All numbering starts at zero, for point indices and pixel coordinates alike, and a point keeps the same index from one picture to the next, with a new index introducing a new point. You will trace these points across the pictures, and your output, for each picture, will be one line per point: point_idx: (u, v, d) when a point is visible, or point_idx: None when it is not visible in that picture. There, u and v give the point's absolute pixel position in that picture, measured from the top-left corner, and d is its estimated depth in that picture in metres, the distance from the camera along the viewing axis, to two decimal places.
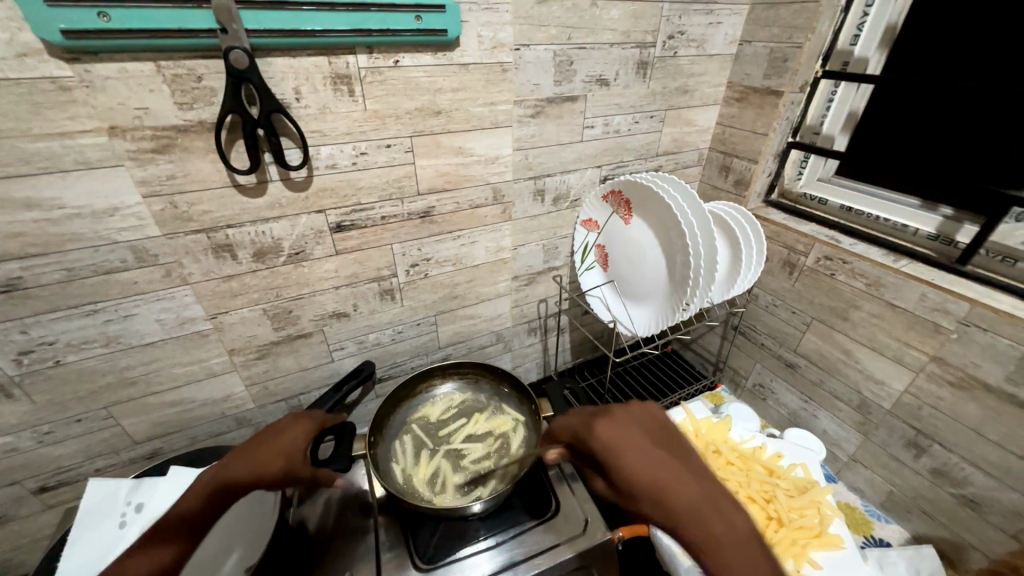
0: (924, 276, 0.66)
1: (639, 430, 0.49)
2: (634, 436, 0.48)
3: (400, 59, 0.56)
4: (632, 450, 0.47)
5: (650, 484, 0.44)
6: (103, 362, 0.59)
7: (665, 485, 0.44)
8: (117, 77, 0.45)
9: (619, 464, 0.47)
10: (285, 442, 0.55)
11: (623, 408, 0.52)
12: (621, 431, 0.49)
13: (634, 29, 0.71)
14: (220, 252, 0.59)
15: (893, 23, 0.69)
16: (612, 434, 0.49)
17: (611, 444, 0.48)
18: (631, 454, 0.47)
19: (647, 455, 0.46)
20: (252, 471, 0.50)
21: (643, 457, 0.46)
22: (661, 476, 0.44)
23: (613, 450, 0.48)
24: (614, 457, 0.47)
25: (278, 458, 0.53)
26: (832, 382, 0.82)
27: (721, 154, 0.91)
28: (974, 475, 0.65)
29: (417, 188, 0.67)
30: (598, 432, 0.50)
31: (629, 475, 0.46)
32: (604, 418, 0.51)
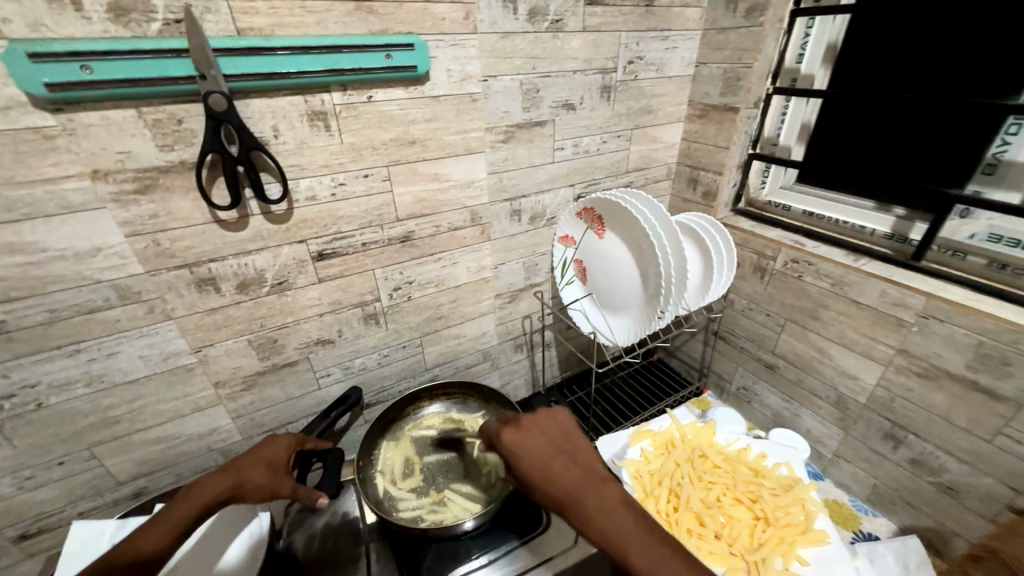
0: (882, 273, 0.70)
1: (543, 438, 0.51)
2: (539, 447, 0.50)
3: (373, 94, 0.59)
4: (538, 457, 0.49)
5: (549, 483, 0.46)
6: (87, 402, 0.59)
7: (558, 484, 0.46)
8: (99, 124, 0.47)
9: (524, 471, 0.48)
10: (265, 455, 0.57)
11: (530, 418, 0.53)
12: (529, 440, 0.50)
13: (594, 56, 0.75)
14: (203, 286, 0.60)
15: (833, 41, 0.75)
16: (518, 448, 0.50)
17: (514, 455, 0.49)
18: (534, 458, 0.49)
19: (548, 456, 0.49)
20: (230, 481, 0.53)
21: (543, 460, 0.48)
22: (554, 476, 0.47)
23: (514, 458, 0.49)
24: (518, 463, 0.49)
25: (260, 468, 0.56)
26: (810, 380, 0.84)
27: (688, 168, 0.96)
28: (949, 462, 0.67)
29: (396, 214, 0.69)
30: (507, 444, 0.51)
31: (527, 478, 0.48)
32: (510, 427, 0.52)
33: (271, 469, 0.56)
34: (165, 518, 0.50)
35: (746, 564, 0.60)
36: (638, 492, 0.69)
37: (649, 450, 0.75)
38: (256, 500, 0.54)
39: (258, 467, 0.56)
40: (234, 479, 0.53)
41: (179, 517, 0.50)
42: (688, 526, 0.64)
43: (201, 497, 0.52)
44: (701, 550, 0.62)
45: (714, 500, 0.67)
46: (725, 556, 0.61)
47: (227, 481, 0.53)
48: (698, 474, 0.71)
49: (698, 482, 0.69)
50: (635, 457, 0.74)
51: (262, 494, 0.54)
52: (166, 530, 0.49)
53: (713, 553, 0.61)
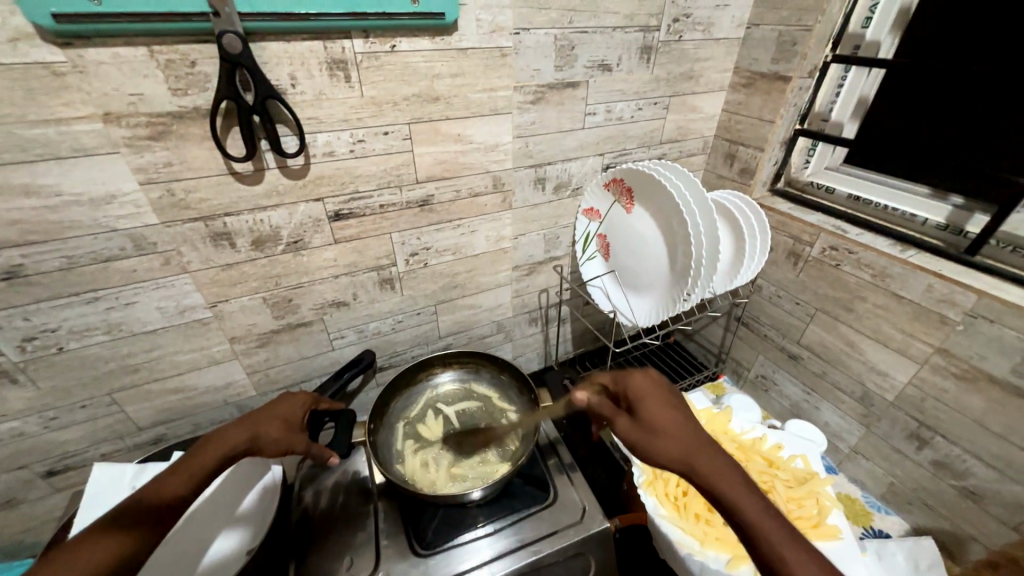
0: (931, 266, 0.65)
1: (671, 398, 0.51)
2: (665, 403, 0.50)
3: (396, 43, 0.55)
4: (665, 409, 0.49)
5: (668, 432, 0.47)
6: (106, 349, 0.60)
7: (679, 442, 0.46)
8: (110, 62, 0.45)
9: (649, 414, 0.49)
10: (280, 411, 0.58)
11: (652, 373, 0.53)
12: (654, 392, 0.51)
13: (637, 12, 0.69)
14: (219, 241, 0.59)
15: (907, 6, 0.67)
16: (647, 395, 0.51)
17: (642, 401, 0.50)
18: (661, 411, 0.49)
19: (673, 413, 0.49)
20: (247, 433, 0.53)
21: (671, 417, 0.48)
22: (677, 428, 0.47)
23: (640, 403, 0.50)
24: (643, 409, 0.50)
25: (276, 422, 0.56)
26: (835, 373, 0.81)
27: (726, 142, 0.89)
28: (977, 467, 0.65)
29: (415, 176, 0.66)
30: (636, 387, 0.52)
31: (648, 425, 0.48)
32: (642, 373, 0.53)
33: (286, 426, 0.57)
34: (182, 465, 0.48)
35: None
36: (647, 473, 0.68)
37: None
38: (271, 454, 0.55)
39: (274, 421, 0.56)
40: (251, 431, 0.53)
41: (197, 467, 0.49)
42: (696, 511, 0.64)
43: (221, 445, 0.51)
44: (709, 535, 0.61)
45: None
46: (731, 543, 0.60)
47: (246, 433, 0.53)
48: None
49: None
50: None
51: (277, 448, 0.55)
52: (186, 480, 0.47)
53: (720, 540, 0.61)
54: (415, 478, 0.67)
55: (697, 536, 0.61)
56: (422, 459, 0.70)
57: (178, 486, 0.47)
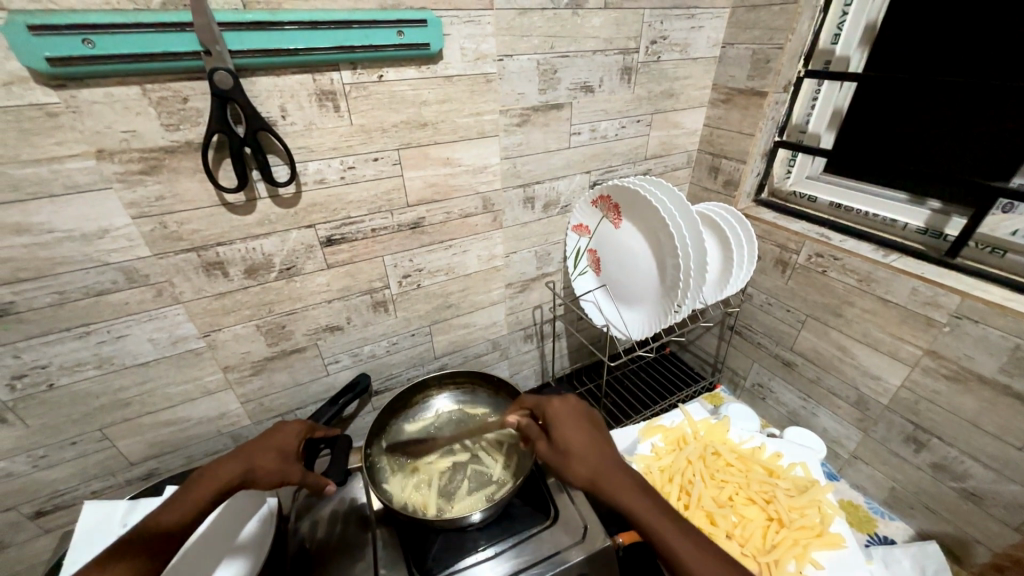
0: (914, 270, 0.66)
1: (577, 419, 0.58)
2: (577, 424, 0.58)
3: (383, 73, 0.57)
4: (577, 431, 0.57)
5: (576, 454, 0.55)
6: (97, 384, 0.59)
7: (587, 463, 0.54)
8: (103, 102, 0.46)
9: (560, 436, 0.57)
10: (274, 441, 0.57)
11: (569, 398, 0.61)
12: (566, 417, 0.59)
13: (616, 36, 0.71)
14: (211, 270, 0.59)
15: (873, 21, 0.70)
16: (561, 416, 0.59)
17: (558, 422, 0.58)
18: (574, 433, 0.57)
19: (582, 429, 0.57)
20: (241, 466, 0.52)
21: (575, 437, 0.56)
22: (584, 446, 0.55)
23: (556, 425, 0.58)
24: (556, 430, 0.58)
25: (270, 453, 0.55)
26: (829, 379, 0.81)
27: (709, 156, 0.92)
28: (975, 468, 0.65)
29: (406, 200, 0.67)
30: (551, 414, 0.60)
31: (560, 449, 0.56)
32: (556, 398, 0.61)
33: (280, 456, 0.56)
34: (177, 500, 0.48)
35: (757, 565, 0.59)
36: None
37: (660, 446, 0.74)
38: (267, 486, 0.54)
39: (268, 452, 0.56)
40: (245, 463, 0.53)
41: (192, 501, 0.48)
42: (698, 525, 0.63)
43: (217, 479, 0.51)
44: None
45: (726, 499, 0.65)
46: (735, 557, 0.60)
47: (239, 465, 0.53)
48: (709, 472, 0.69)
49: (710, 480, 0.68)
50: (646, 453, 0.73)
51: (272, 480, 0.54)
52: (184, 506, 0.48)
53: None
54: (412, 502, 0.65)
55: None
56: (418, 483, 0.68)
57: (176, 517, 0.47)
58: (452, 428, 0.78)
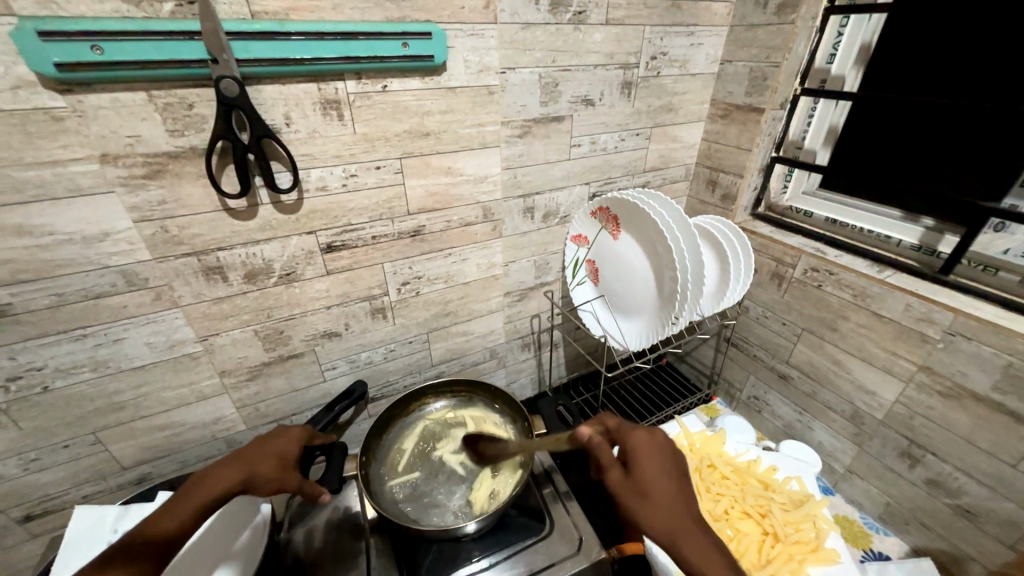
0: (908, 286, 0.67)
1: (663, 456, 0.53)
2: (659, 462, 0.52)
3: (388, 84, 0.58)
4: (661, 471, 0.51)
5: (658, 499, 0.49)
6: (92, 387, 0.59)
7: (669, 514, 0.48)
8: (109, 107, 0.46)
9: (642, 472, 0.51)
10: (274, 447, 0.57)
11: (655, 432, 0.55)
12: (654, 449, 0.53)
13: (616, 51, 0.73)
14: (211, 275, 0.59)
15: (867, 42, 0.71)
16: (645, 450, 0.52)
17: (640, 456, 0.52)
18: (655, 471, 0.51)
19: (668, 471, 0.51)
20: (241, 472, 0.52)
21: (660, 477, 0.50)
22: (666, 492, 0.49)
23: (639, 459, 0.52)
24: (638, 462, 0.51)
25: (270, 458, 0.55)
26: (825, 392, 0.82)
27: (707, 169, 0.93)
28: (969, 484, 0.65)
29: (407, 208, 0.68)
30: (634, 443, 0.53)
31: (641, 487, 0.50)
32: (643, 429, 0.55)
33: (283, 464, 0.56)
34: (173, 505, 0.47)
35: None
36: None
37: None
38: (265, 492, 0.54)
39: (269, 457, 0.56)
40: (246, 470, 0.53)
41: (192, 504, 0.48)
42: None
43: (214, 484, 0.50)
44: None
45: (722, 512, 0.65)
46: None
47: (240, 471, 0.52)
48: (706, 485, 0.69)
49: (706, 493, 0.68)
50: None
51: (271, 487, 0.54)
52: (185, 511, 0.47)
53: None
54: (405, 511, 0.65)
55: None
56: (410, 492, 0.68)
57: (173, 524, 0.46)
58: (446, 433, 0.77)
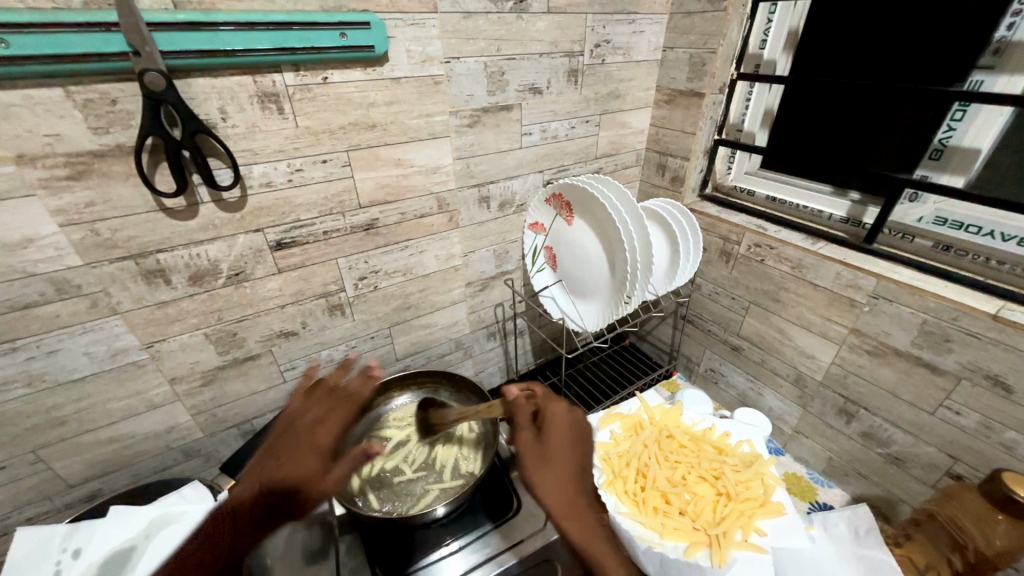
0: (838, 255, 0.72)
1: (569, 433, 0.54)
2: (569, 439, 0.54)
3: (328, 75, 0.57)
4: (564, 445, 0.53)
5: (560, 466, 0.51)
6: (27, 403, 0.56)
7: (559, 484, 0.50)
8: (22, 104, 0.44)
9: (552, 441, 0.53)
10: (319, 440, 0.59)
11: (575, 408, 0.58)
12: (568, 426, 0.55)
13: (560, 39, 0.74)
14: (151, 278, 0.57)
15: (794, 27, 0.76)
16: (561, 427, 0.55)
17: (554, 428, 0.54)
18: (563, 441, 0.53)
19: (572, 449, 0.53)
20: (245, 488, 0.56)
21: (569, 451, 0.53)
22: (563, 467, 0.51)
23: (552, 431, 0.54)
24: (550, 434, 0.54)
25: (306, 455, 0.57)
26: (772, 360, 0.87)
27: (656, 154, 0.96)
28: (897, 434, 0.71)
29: (358, 202, 0.67)
30: (553, 414, 0.56)
31: (546, 454, 0.52)
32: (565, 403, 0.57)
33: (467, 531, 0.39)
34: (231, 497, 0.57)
35: (708, 537, 0.62)
36: (607, 474, 0.71)
37: (618, 433, 0.77)
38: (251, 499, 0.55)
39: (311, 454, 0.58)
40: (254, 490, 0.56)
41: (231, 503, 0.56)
42: (654, 504, 0.66)
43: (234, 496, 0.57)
44: (667, 526, 0.64)
45: (679, 478, 0.69)
46: (688, 531, 0.63)
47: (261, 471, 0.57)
48: (664, 454, 0.73)
49: (665, 461, 0.72)
50: (605, 440, 0.76)
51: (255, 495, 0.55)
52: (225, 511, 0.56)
53: (677, 529, 0.63)
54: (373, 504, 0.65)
55: (656, 528, 0.63)
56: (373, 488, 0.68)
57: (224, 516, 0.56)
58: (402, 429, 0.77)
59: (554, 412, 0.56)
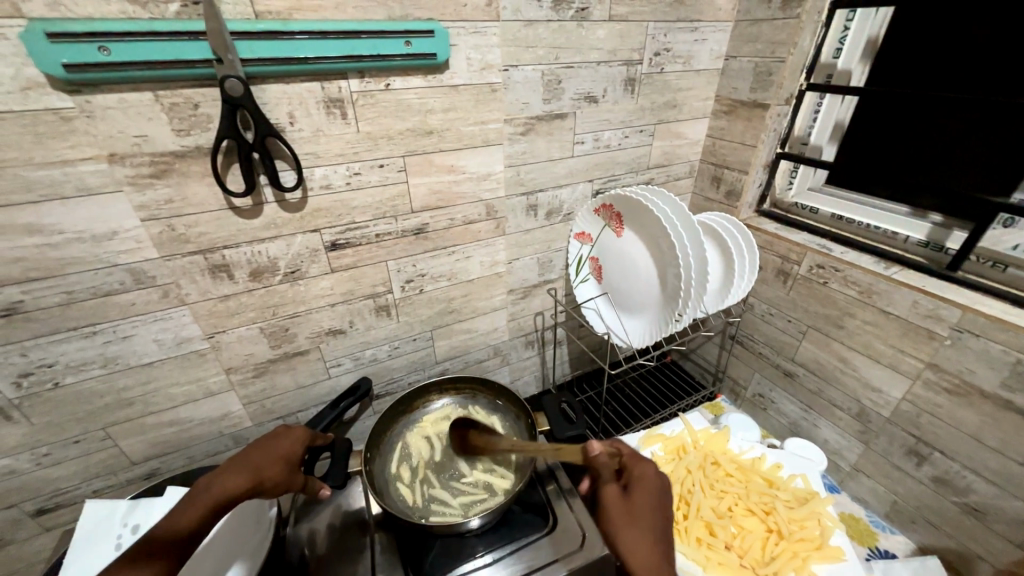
0: (915, 283, 0.66)
1: (652, 500, 0.52)
2: (654, 502, 0.52)
3: (391, 82, 0.58)
4: (650, 507, 0.52)
5: (641, 525, 0.51)
6: (102, 383, 0.60)
7: (642, 543, 0.49)
8: (117, 107, 0.47)
9: (634, 501, 0.52)
10: (279, 451, 0.57)
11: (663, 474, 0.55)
12: (653, 492, 0.53)
13: (620, 47, 0.72)
14: (217, 273, 0.60)
15: (874, 36, 0.70)
16: (646, 490, 0.53)
17: (639, 487, 0.54)
18: (644, 502, 0.52)
19: (656, 513, 0.52)
20: (247, 477, 0.52)
21: (645, 511, 0.51)
22: (646, 528, 0.50)
23: (635, 488, 0.53)
24: (635, 495, 0.53)
25: (276, 463, 0.55)
26: (830, 390, 0.81)
27: (711, 166, 0.92)
28: (977, 483, 0.64)
29: (411, 206, 0.68)
30: (640, 473, 0.54)
31: (628, 512, 0.52)
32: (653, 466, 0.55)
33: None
34: (218, 481, 0.51)
35: None
36: None
37: (660, 455, 0.74)
38: (270, 493, 0.54)
39: (275, 462, 0.56)
40: (254, 475, 0.53)
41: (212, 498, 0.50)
42: (698, 535, 0.63)
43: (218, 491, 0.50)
44: (711, 560, 0.60)
45: (725, 509, 0.65)
46: (735, 567, 0.59)
47: (247, 476, 0.53)
48: (710, 482, 0.69)
49: (710, 489, 0.68)
50: None
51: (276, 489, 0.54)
52: (197, 510, 0.49)
53: (722, 565, 0.60)
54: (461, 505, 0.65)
55: (699, 561, 0.60)
56: (443, 497, 0.66)
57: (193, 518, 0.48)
58: (412, 444, 0.75)
59: (642, 470, 0.55)
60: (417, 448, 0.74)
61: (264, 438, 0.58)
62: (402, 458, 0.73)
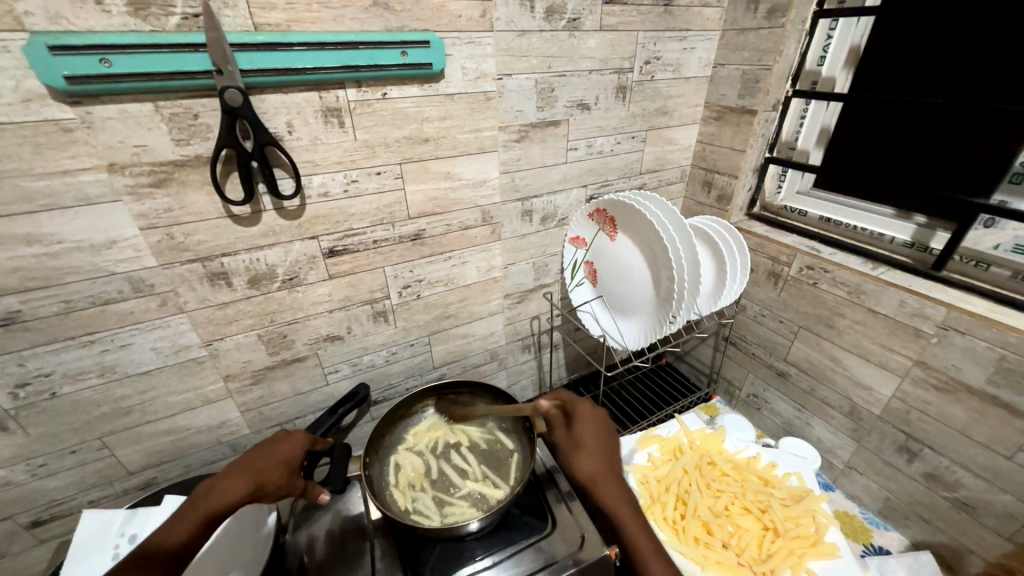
0: (901, 282, 0.68)
1: (594, 428, 0.58)
2: (597, 428, 0.58)
3: (387, 91, 0.59)
4: (594, 435, 0.58)
5: (590, 451, 0.56)
6: (99, 392, 0.60)
7: (594, 466, 0.55)
8: (117, 118, 0.47)
9: (580, 434, 0.58)
10: (280, 454, 0.56)
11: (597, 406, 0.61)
12: (595, 425, 0.58)
13: (611, 56, 0.74)
14: (215, 280, 0.60)
15: (856, 44, 0.72)
16: (588, 419, 0.59)
17: (581, 420, 0.59)
18: (590, 433, 0.58)
19: (599, 438, 0.58)
20: (247, 481, 0.52)
21: (592, 438, 0.57)
22: (595, 452, 0.56)
23: (578, 422, 0.59)
24: (578, 431, 0.58)
25: (276, 467, 0.55)
26: (822, 389, 0.83)
27: (702, 171, 0.94)
28: (966, 477, 0.66)
29: (408, 213, 0.69)
30: (580, 409, 0.59)
31: (575, 443, 0.57)
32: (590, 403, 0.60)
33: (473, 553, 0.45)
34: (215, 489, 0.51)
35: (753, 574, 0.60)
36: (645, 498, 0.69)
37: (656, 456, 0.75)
38: (271, 497, 0.54)
39: (276, 465, 0.55)
40: (254, 479, 0.53)
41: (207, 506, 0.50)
42: (695, 534, 0.63)
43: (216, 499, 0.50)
44: (709, 559, 0.61)
45: (722, 508, 0.66)
46: (732, 565, 0.60)
47: (246, 481, 0.52)
48: (706, 481, 0.70)
49: (707, 489, 0.69)
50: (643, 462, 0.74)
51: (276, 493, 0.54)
52: (189, 523, 0.49)
53: (720, 563, 0.61)
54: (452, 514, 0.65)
55: (698, 560, 0.61)
56: (434, 505, 0.66)
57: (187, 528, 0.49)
58: (409, 453, 0.74)
59: (583, 408, 0.60)
60: (413, 456, 0.74)
61: (266, 441, 0.57)
62: (398, 466, 0.72)
